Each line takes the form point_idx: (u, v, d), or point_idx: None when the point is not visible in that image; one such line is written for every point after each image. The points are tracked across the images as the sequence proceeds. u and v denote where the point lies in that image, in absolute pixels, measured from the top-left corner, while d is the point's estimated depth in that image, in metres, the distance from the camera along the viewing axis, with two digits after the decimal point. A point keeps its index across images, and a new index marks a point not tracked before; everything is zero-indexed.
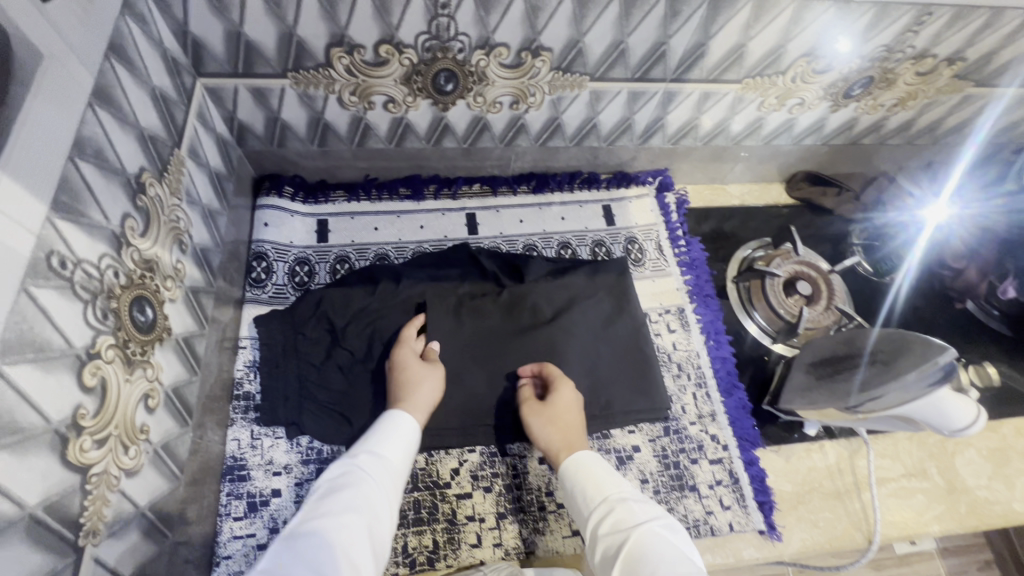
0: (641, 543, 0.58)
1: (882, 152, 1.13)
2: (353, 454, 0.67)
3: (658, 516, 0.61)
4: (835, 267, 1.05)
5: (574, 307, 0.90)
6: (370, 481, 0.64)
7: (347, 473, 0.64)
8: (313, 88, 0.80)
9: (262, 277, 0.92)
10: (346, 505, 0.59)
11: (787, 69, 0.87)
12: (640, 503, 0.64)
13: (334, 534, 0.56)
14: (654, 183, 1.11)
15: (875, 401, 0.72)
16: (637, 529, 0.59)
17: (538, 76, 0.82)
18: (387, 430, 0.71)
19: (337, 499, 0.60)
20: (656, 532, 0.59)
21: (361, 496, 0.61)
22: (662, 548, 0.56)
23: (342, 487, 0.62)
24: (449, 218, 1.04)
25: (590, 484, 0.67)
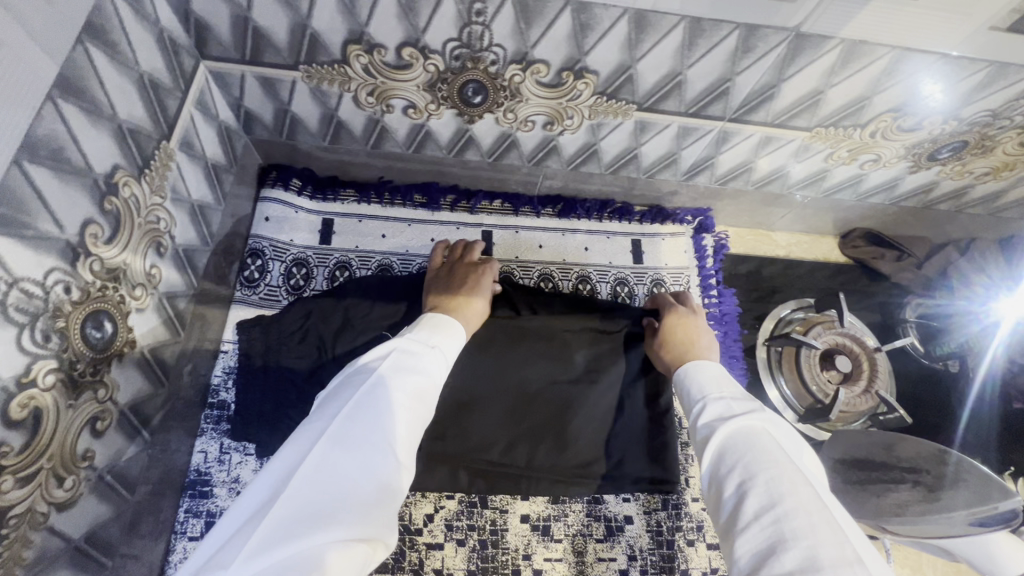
0: (735, 431, 0.52)
1: (957, 222, 1.00)
2: (418, 339, 0.60)
3: (754, 409, 0.54)
4: (882, 344, 0.94)
5: (607, 351, 0.76)
6: (433, 372, 0.58)
7: (411, 355, 0.57)
8: (326, 84, 0.72)
9: (255, 276, 0.86)
10: (411, 390, 0.54)
11: (867, 123, 0.75)
12: (743, 403, 0.56)
13: (404, 417, 0.51)
14: (692, 223, 1.01)
15: (914, 531, 0.64)
16: (736, 421, 0.53)
17: (578, 98, 0.72)
18: (450, 327, 0.64)
19: (404, 385, 0.53)
20: (757, 421, 0.52)
21: (425, 388, 0.55)
22: (760, 444, 0.50)
23: (408, 369, 0.55)
24: (463, 233, 0.96)
25: (702, 378, 0.62)
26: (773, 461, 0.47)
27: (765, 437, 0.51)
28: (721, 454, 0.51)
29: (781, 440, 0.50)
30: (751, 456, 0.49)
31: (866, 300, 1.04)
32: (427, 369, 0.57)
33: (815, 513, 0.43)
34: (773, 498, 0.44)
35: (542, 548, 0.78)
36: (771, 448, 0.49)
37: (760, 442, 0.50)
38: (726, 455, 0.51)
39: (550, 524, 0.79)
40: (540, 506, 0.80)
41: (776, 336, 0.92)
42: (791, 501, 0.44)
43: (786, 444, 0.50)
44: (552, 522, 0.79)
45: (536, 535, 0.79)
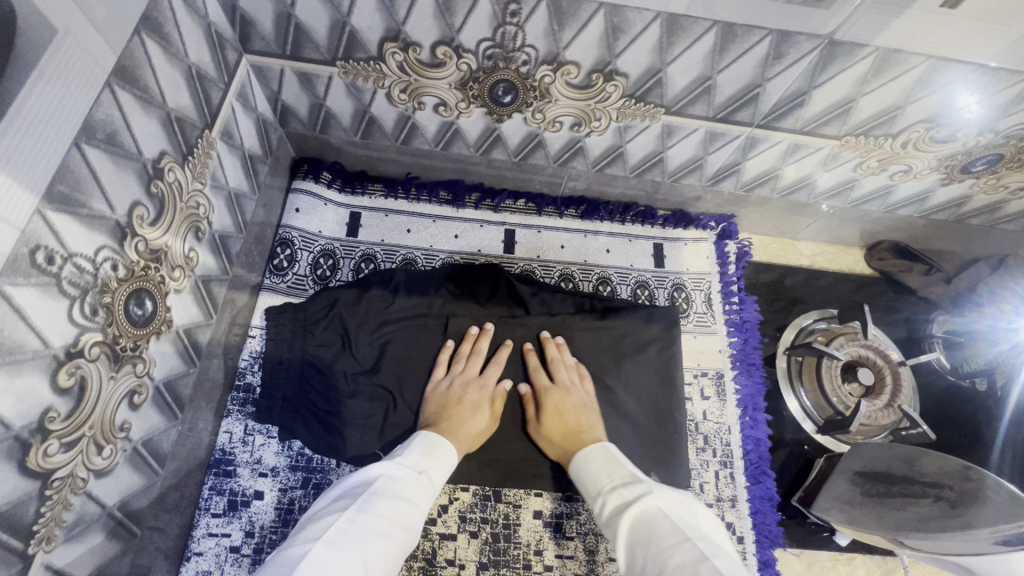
0: (635, 524, 0.60)
1: (990, 237, 0.98)
2: (408, 462, 0.67)
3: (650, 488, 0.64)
4: (907, 358, 0.92)
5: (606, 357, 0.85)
6: (415, 500, 0.64)
7: (394, 482, 0.64)
8: (361, 80, 0.74)
9: (284, 265, 0.89)
10: (392, 516, 0.60)
11: (898, 133, 0.74)
12: (628, 486, 0.66)
13: (382, 544, 0.57)
14: (715, 228, 1.01)
15: (934, 546, 0.63)
16: (630, 509, 0.62)
17: (607, 101, 0.73)
18: (438, 446, 0.71)
19: (388, 509, 0.60)
20: (648, 504, 0.62)
21: (408, 512, 0.62)
22: (658, 525, 0.58)
23: (391, 494, 0.62)
24: (487, 231, 0.98)
25: (589, 469, 0.70)
26: (669, 546, 0.55)
27: (656, 515, 0.60)
28: (631, 549, 0.59)
29: (666, 510, 0.60)
30: (653, 547, 0.57)
31: (892, 313, 1.02)
32: (408, 498, 0.63)
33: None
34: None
35: (554, 544, 0.79)
36: (665, 525, 0.58)
37: (658, 524, 0.59)
38: (633, 549, 0.59)
39: (562, 521, 0.80)
40: (553, 503, 0.81)
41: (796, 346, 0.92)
42: None
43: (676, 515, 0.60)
44: (564, 520, 0.80)
45: (548, 531, 0.79)
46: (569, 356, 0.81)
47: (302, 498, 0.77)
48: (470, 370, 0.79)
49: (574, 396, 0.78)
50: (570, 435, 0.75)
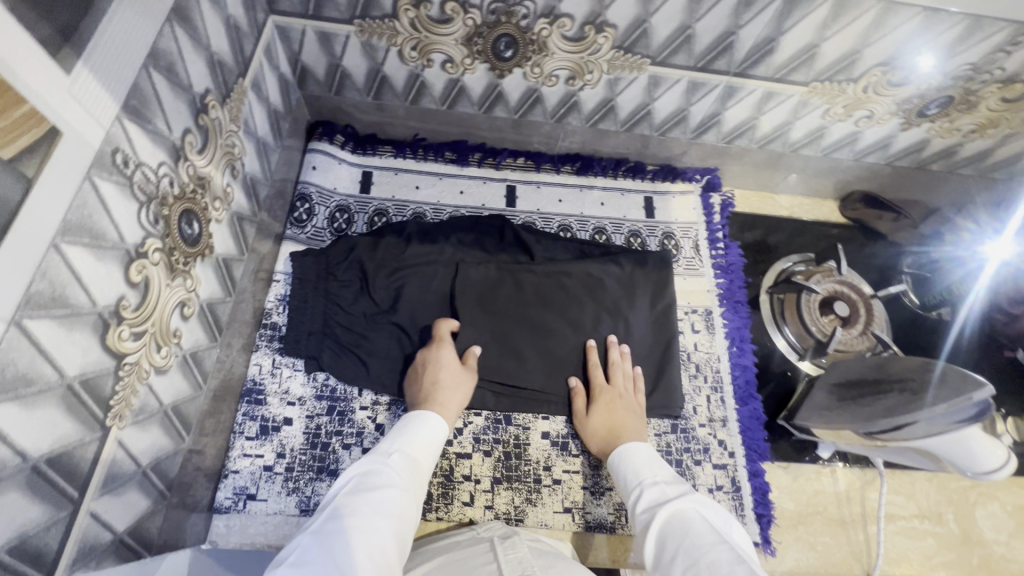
0: (673, 518, 0.61)
1: (949, 182, 1.07)
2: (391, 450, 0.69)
3: (691, 492, 0.64)
4: (878, 292, 1.00)
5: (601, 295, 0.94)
6: (404, 483, 0.65)
7: (379, 471, 0.64)
8: (376, 38, 0.82)
9: (304, 218, 0.96)
10: (383, 501, 0.60)
11: (859, 77, 0.83)
12: (672, 485, 0.67)
13: (379, 523, 0.58)
14: (700, 181, 1.09)
15: (901, 428, 0.70)
16: (671, 504, 0.63)
17: (598, 52, 0.82)
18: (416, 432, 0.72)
19: (374, 490, 0.61)
20: (683, 508, 0.62)
21: (395, 490, 0.62)
22: (696, 524, 0.59)
23: (378, 480, 0.63)
24: (490, 187, 1.05)
25: (635, 463, 0.72)
26: (709, 545, 0.54)
27: (697, 518, 0.60)
28: (663, 542, 0.59)
29: (705, 513, 0.61)
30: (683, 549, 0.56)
31: (865, 256, 1.11)
32: (397, 481, 0.64)
33: None
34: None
35: (561, 461, 0.85)
36: (700, 528, 0.58)
37: (694, 523, 0.59)
38: (664, 542, 0.59)
39: (568, 441, 0.86)
40: (559, 425, 0.88)
41: (777, 284, 1.00)
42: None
43: (713, 519, 0.60)
44: (571, 439, 0.87)
45: (556, 449, 0.86)
46: (627, 365, 0.88)
47: (328, 424, 0.83)
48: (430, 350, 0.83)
49: (619, 397, 0.84)
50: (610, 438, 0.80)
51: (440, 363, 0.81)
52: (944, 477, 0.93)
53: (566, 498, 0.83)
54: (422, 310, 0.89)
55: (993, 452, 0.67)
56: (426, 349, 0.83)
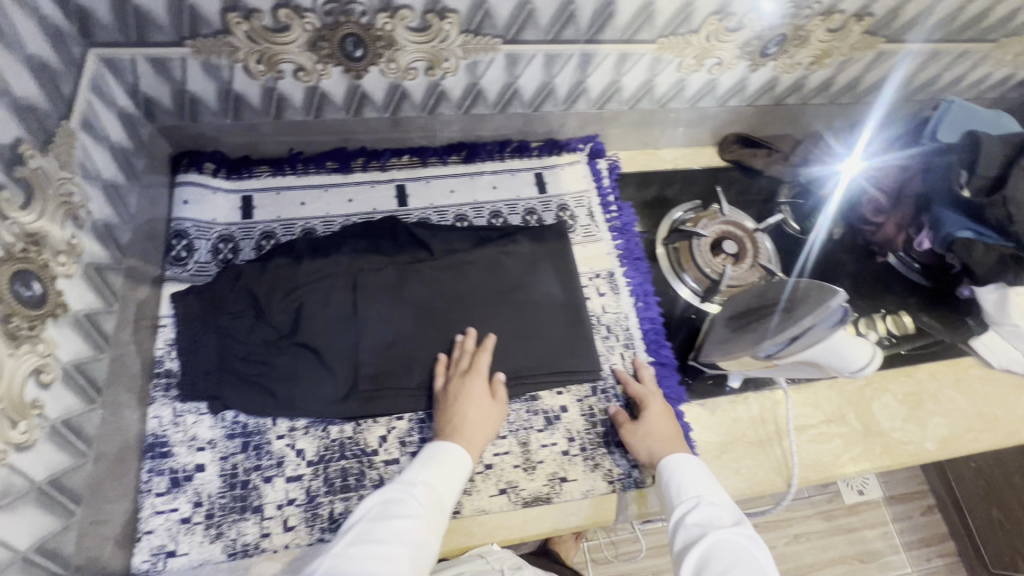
0: (686, 489, 0.77)
1: (807, 113, 1.16)
2: (409, 477, 0.74)
3: (701, 467, 0.80)
4: (760, 225, 1.08)
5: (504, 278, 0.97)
6: (421, 509, 0.71)
7: (402, 499, 0.71)
8: (215, 56, 0.78)
9: (183, 255, 0.91)
10: (399, 537, 0.66)
11: (699, 27, 0.88)
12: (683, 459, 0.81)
13: (390, 559, 0.64)
14: (585, 149, 1.12)
15: (782, 342, 0.75)
16: (682, 476, 0.79)
17: (448, 39, 0.82)
18: (436, 460, 0.77)
19: (388, 527, 0.67)
20: (695, 473, 0.79)
21: (410, 524, 0.68)
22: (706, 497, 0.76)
23: (396, 514, 0.69)
24: (379, 190, 1.03)
25: (673, 464, 0.81)
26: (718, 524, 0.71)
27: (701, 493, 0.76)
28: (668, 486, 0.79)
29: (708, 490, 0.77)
30: (674, 490, 0.78)
31: (748, 194, 1.18)
32: (414, 512, 0.70)
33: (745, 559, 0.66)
34: (696, 533, 0.71)
35: (490, 445, 0.86)
36: (698, 488, 0.77)
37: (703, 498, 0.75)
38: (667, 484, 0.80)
39: None
40: None
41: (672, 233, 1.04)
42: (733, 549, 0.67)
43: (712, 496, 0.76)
44: None
45: None
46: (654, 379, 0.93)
47: (244, 461, 0.80)
48: (456, 371, 0.86)
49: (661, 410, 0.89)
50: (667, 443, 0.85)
51: (471, 391, 0.84)
52: (842, 382, 1.02)
53: (500, 479, 0.84)
54: (326, 325, 0.88)
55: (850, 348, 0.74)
56: (460, 372, 0.86)
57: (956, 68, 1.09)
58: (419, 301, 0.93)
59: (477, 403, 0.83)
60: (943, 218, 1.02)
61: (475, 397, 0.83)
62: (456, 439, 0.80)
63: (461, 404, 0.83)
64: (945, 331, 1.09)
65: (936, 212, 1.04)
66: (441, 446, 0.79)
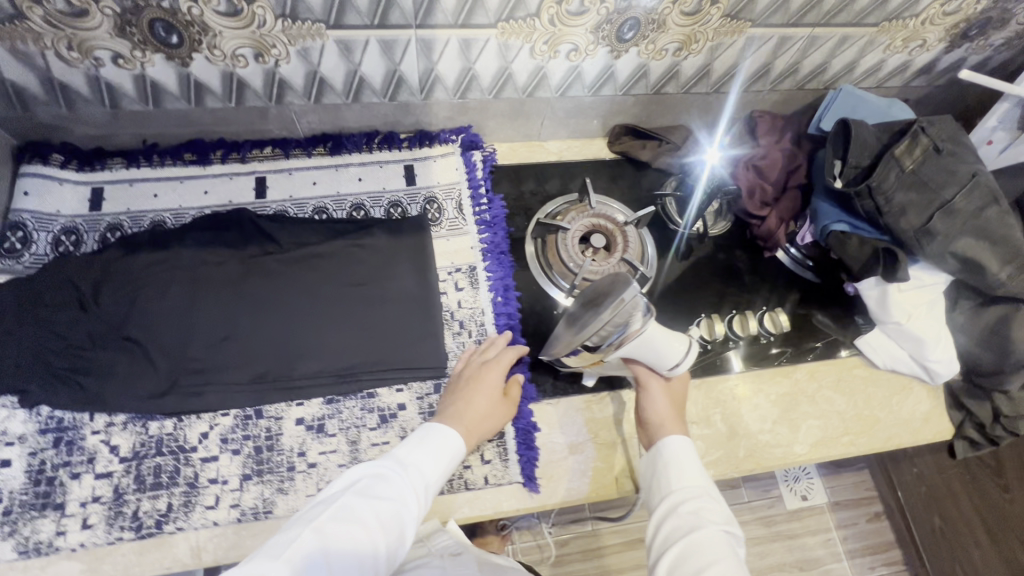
0: (678, 479, 0.72)
1: (693, 103, 1.12)
2: (401, 457, 0.73)
3: (696, 457, 0.74)
4: (631, 218, 1.02)
5: (354, 271, 0.94)
6: (407, 494, 0.68)
7: (390, 479, 0.69)
8: (21, 43, 0.76)
9: (17, 247, 0.90)
10: (378, 516, 0.64)
11: (538, 11, 0.84)
12: (677, 444, 0.75)
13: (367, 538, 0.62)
14: (458, 141, 1.09)
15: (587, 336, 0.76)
16: (676, 464, 0.73)
17: (266, 24, 0.79)
18: (434, 444, 0.76)
19: (371, 503, 0.65)
20: (693, 463, 0.74)
21: (391, 506, 0.66)
22: (692, 489, 0.71)
23: (380, 492, 0.67)
24: (237, 182, 1.01)
25: (671, 447, 0.75)
26: (705, 524, 0.67)
27: (691, 484, 0.71)
28: (659, 468, 0.75)
29: (697, 484, 0.71)
30: (676, 472, 0.73)
31: (633, 188, 1.14)
32: (398, 495, 0.68)
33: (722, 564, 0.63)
34: (687, 526, 0.67)
35: (316, 444, 0.83)
36: (701, 481, 0.72)
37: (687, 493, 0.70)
38: (658, 469, 0.75)
39: (324, 422, 0.84)
40: (315, 409, 0.85)
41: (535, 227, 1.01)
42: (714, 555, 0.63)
43: (700, 492, 0.71)
44: (326, 420, 0.85)
45: (310, 433, 0.84)
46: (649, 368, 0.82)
47: (54, 457, 0.78)
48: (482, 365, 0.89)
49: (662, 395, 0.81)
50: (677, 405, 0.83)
51: (486, 378, 0.86)
52: (713, 381, 0.97)
53: (321, 479, 0.81)
54: (157, 319, 0.86)
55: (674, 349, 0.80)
56: (477, 365, 0.89)
57: (843, 54, 1.05)
58: (260, 294, 0.91)
59: (491, 396, 0.85)
60: (821, 210, 1.00)
61: (488, 387, 0.85)
62: (455, 425, 0.80)
63: (468, 391, 0.84)
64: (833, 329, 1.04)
65: (816, 203, 1.01)
66: (442, 428, 0.78)
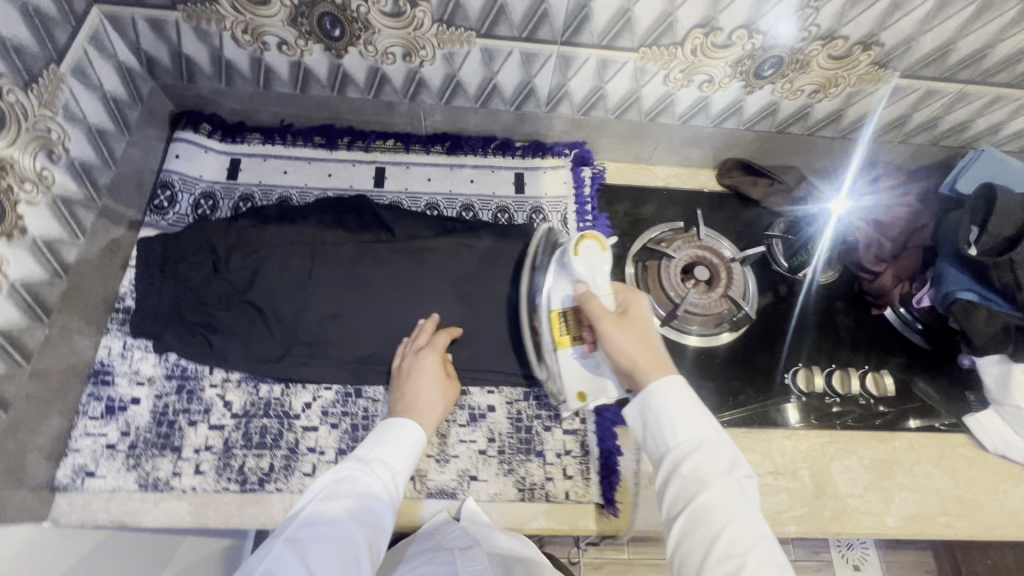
0: (676, 436, 0.66)
1: (816, 146, 1.09)
2: (361, 455, 0.72)
3: (694, 403, 0.67)
4: (738, 255, 1.01)
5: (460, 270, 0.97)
6: (374, 489, 0.68)
7: (354, 479, 0.68)
8: (205, 23, 0.84)
9: (165, 205, 0.98)
10: (346, 518, 0.64)
11: (683, 40, 0.85)
12: (668, 395, 0.67)
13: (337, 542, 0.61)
14: (570, 156, 1.11)
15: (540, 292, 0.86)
16: (672, 419, 0.67)
17: (422, 28, 0.83)
18: (392, 436, 0.75)
19: (337, 508, 0.65)
20: (690, 405, 0.67)
21: (359, 503, 0.66)
22: (691, 442, 0.65)
23: (345, 495, 0.66)
24: (359, 170, 1.07)
25: (666, 398, 0.67)
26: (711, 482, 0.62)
27: (692, 436, 0.66)
28: (654, 422, 0.68)
29: (697, 436, 0.65)
30: (673, 426, 0.66)
31: (739, 224, 1.11)
32: (366, 491, 0.67)
33: (732, 523, 0.59)
34: (692, 488, 0.62)
35: None
36: (697, 428, 0.66)
37: (692, 453, 0.64)
38: (655, 425, 0.68)
39: None
40: None
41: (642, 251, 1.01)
42: (722, 517, 0.60)
43: (705, 444, 0.65)
44: None
45: None
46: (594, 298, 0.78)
47: (175, 402, 0.85)
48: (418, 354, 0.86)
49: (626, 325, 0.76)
50: (640, 334, 0.75)
51: (421, 366, 0.84)
52: (803, 434, 0.94)
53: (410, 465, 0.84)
54: (277, 289, 0.90)
55: (598, 260, 0.82)
56: (413, 353, 0.86)
57: (989, 114, 0.99)
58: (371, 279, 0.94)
59: (432, 380, 0.83)
60: (945, 274, 0.92)
61: (427, 373, 0.83)
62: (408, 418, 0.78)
63: (410, 383, 0.82)
64: (941, 402, 0.98)
65: (941, 266, 0.94)
66: (389, 424, 0.76)
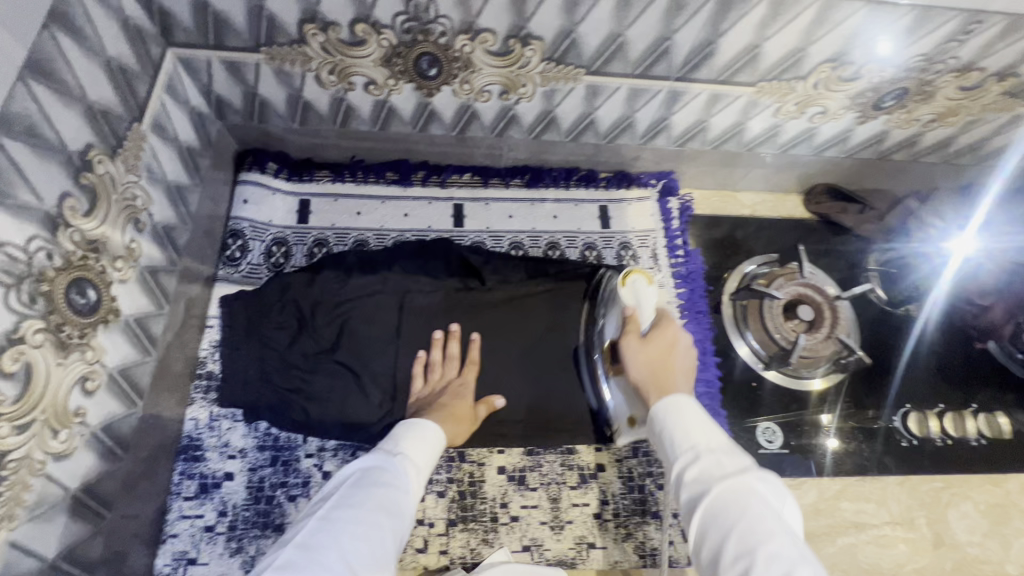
0: (678, 450, 0.58)
1: (914, 171, 1.03)
2: (385, 449, 0.63)
3: (703, 418, 0.60)
4: (844, 293, 0.95)
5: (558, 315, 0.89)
6: (404, 483, 0.59)
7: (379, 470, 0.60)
8: (289, 64, 0.76)
9: (236, 256, 0.91)
10: (376, 505, 0.55)
11: (808, 74, 0.78)
12: (673, 411, 0.61)
13: (371, 535, 0.52)
14: (657, 186, 1.05)
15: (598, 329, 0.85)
16: (678, 433, 0.59)
17: (528, 66, 0.76)
18: (416, 435, 0.67)
19: (367, 496, 0.55)
20: (692, 416, 0.60)
21: (392, 496, 0.57)
22: (710, 451, 0.56)
23: (374, 484, 0.57)
24: (436, 208, 1.00)
25: (674, 418, 0.60)
26: (732, 490, 0.52)
27: (711, 446, 0.57)
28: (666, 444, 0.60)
29: (714, 447, 0.57)
30: (680, 440, 0.58)
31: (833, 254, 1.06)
32: (395, 483, 0.58)
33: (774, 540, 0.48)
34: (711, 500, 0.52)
35: (518, 497, 0.82)
36: (710, 442, 0.57)
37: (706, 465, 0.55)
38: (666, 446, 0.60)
39: (525, 474, 0.84)
40: (516, 458, 0.85)
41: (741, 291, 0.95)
42: (757, 529, 0.49)
43: (725, 454, 0.56)
44: (527, 472, 0.84)
45: (512, 484, 0.83)
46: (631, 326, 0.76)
47: (271, 476, 0.79)
48: (448, 372, 0.83)
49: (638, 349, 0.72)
50: (661, 361, 0.70)
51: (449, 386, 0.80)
52: (917, 479, 0.91)
53: (525, 535, 0.80)
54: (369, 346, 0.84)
55: (645, 292, 0.78)
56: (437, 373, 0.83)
57: None
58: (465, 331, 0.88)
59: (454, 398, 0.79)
60: None
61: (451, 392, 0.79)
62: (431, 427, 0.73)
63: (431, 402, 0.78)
64: None
65: None
66: (406, 422, 0.69)
